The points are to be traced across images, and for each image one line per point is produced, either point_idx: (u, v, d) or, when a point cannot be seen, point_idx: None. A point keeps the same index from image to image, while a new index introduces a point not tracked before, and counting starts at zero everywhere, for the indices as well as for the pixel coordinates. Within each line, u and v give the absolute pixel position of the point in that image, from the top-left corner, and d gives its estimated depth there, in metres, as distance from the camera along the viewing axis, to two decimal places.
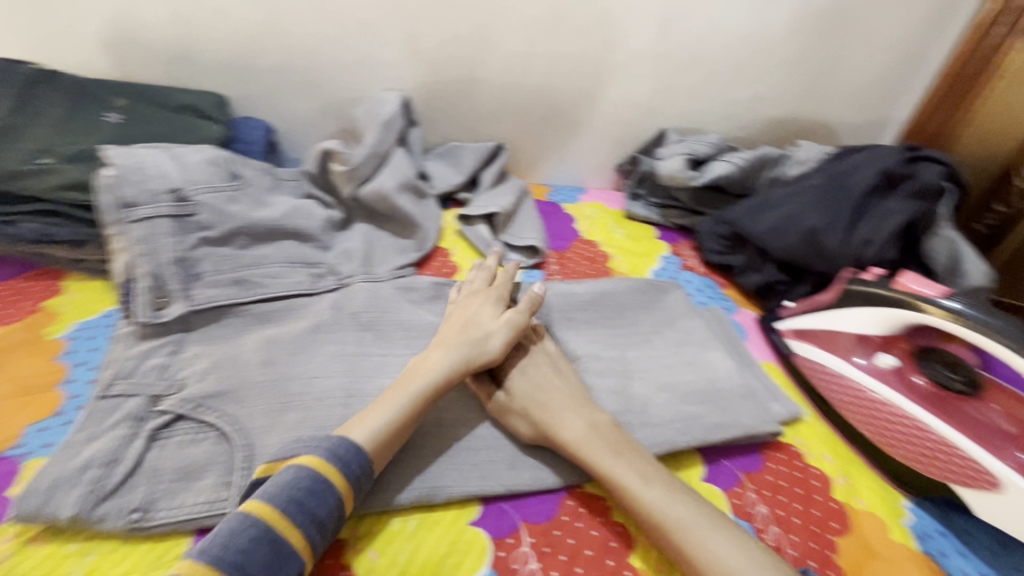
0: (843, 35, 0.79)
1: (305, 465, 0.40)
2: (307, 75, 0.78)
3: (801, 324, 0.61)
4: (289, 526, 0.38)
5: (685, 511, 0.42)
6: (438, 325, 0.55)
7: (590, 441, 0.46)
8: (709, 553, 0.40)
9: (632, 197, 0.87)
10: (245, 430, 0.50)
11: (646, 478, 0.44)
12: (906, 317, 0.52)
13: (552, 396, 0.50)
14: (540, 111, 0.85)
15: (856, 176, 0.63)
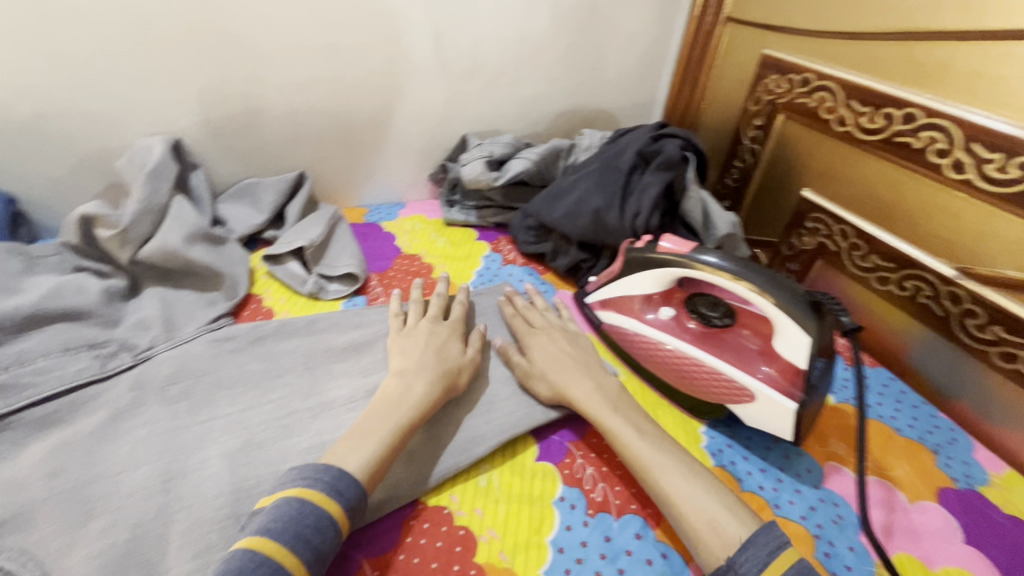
0: (597, 32, 0.89)
1: (305, 498, 0.40)
2: (45, 131, 0.68)
3: (603, 296, 0.68)
4: (298, 560, 0.37)
5: (650, 447, 0.47)
6: (400, 347, 0.55)
7: (602, 393, 0.53)
8: (661, 482, 0.45)
9: (448, 203, 0.90)
10: (43, 559, 0.40)
11: (636, 421, 0.50)
12: (674, 273, 0.60)
13: (583, 365, 0.56)
14: (338, 134, 0.84)
15: (621, 158, 0.71)
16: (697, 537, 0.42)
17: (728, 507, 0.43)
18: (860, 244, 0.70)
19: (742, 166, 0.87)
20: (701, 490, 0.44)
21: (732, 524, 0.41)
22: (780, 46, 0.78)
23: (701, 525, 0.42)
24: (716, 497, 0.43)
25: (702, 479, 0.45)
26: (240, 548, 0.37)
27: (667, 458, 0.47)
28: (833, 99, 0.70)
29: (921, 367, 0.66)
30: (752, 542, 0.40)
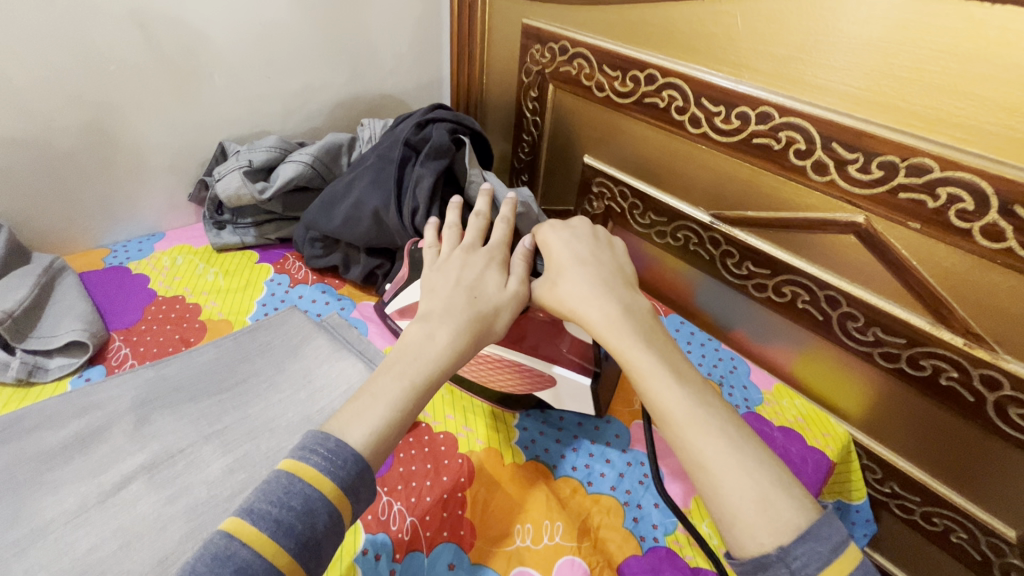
0: (355, 11, 0.80)
1: (296, 474, 0.34)
2: None
3: (395, 305, 0.60)
4: (281, 549, 0.32)
5: (689, 398, 0.39)
6: (430, 282, 0.48)
7: (634, 324, 0.44)
8: (699, 442, 0.36)
9: (216, 225, 0.76)
10: None
11: (674, 363, 0.41)
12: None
13: (615, 288, 0.47)
14: (38, 164, 0.65)
15: (392, 152, 0.65)
16: (737, 515, 0.33)
17: (783, 482, 0.34)
18: (638, 204, 0.73)
19: (530, 139, 0.86)
20: (751, 461, 0.35)
21: (786, 505, 0.33)
22: (536, 15, 0.77)
23: (748, 503, 0.33)
24: (769, 469, 0.35)
25: (753, 447, 0.36)
26: (219, 529, 0.32)
27: (715, 414, 0.38)
28: (589, 66, 0.71)
29: (704, 306, 0.72)
30: (811, 533, 0.32)
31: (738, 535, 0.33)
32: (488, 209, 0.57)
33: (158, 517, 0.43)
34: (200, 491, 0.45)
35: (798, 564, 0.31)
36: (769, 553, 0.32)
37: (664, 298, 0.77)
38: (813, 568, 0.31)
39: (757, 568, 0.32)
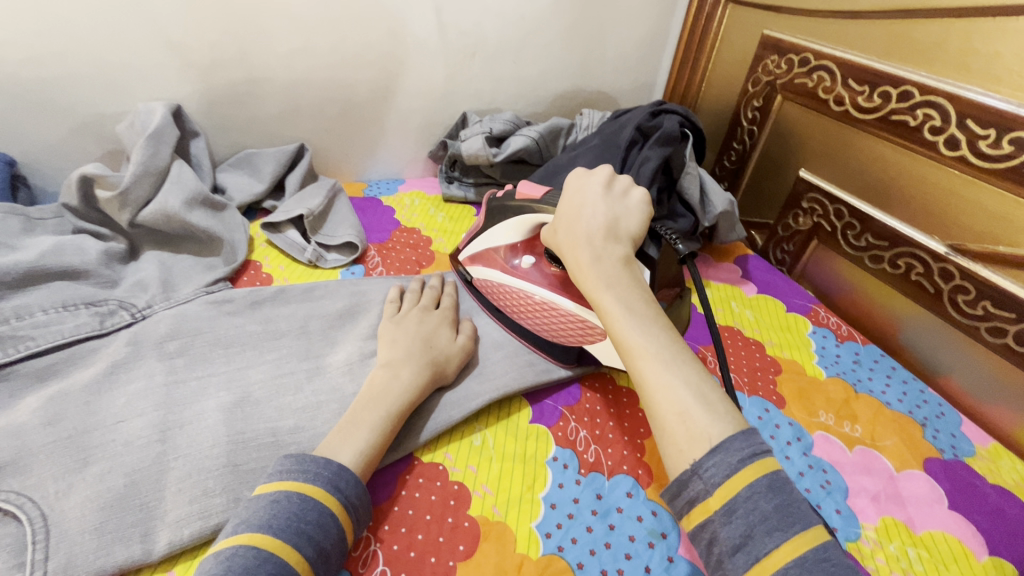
0: (601, 11, 0.87)
1: (306, 493, 0.38)
2: (44, 96, 0.67)
3: (473, 248, 0.64)
4: (303, 558, 0.35)
5: (638, 329, 0.39)
6: (389, 336, 0.54)
7: (605, 264, 0.44)
8: (637, 365, 0.38)
9: (448, 179, 0.90)
10: (44, 498, 0.40)
11: (631, 298, 0.41)
12: (529, 220, 0.56)
13: (596, 226, 0.46)
14: (337, 107, 0.82)
15: (620, 134, 0.72)
16: (664, 430, 0.35)
17: (706, 401, 0.35)
18: (855, 224, 0.71)
19: (740, 148, 0.88)
20: (679, 383, 0.36)
21: (704, 419, 0.34)
22: (780, 27, 0.79)
23: (671, 419, 0.35)
24: (694, 390, 0.36)
25: (685, 368, 0.37)
26: (241, 544, 0.34)
27: (661, 344, 0.38)
28: (831, 78, 0.71)
29: (912, 345, 0.67)
30: (722, 446, 0.33)
31: (665, 449, 0.35)
32: (438, 282, 0.64)
33: None
34: None
35: (709, 474, 0.33)
36: (684, 471, 0.34)
37: (862, 329, 0.74)
38: (721, 477, 0.32)
39: (680, 487, 0.34)
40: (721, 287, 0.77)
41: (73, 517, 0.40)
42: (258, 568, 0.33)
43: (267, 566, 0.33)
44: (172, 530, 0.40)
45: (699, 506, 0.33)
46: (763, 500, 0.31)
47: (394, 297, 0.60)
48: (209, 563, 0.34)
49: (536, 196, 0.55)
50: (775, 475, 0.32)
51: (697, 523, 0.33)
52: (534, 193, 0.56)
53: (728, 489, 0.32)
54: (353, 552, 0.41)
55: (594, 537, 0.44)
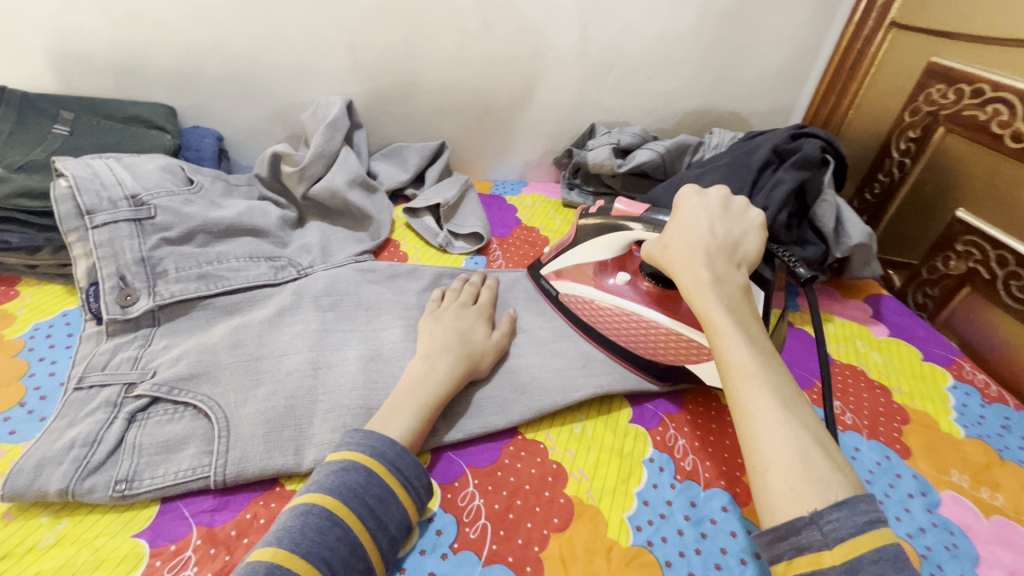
0: (747, 32, 0.85)
1: (373, 469, 0.42)
2: (251, 85, 0.81)
3: (558, 264, 0.67)
4: (364, 527, 0.39)
5: (754, 358, 0.39)
6: (429, 331, 0.57)
7: (723, 287, 0.44)
8: (752, 394, 0.38)
9: (569, 186, 0.94)
10: (222, 405, 0.50)
11: (747, 326, 0.42)
12: (625, 238, 0.59)
13: (715, 250, 0.47)
14: (477, 112, 0.89)
15: (754, 154, 0.70)
16: (775, 464, 0.35)
17: (823, 442, 0.35)
18: (1021, 273, 0.63)
19: (886, 180, 0.82)
20: (797, 419, 0.36)
21: (823, 461, 0.34)
22: (952, 55, 0.73)
23: (788, 454, 0.34)
24: (812, 429, 0.36)
25: (802, 408, 0.37)
26: (315, 504, 0.39)
27: (777, 375, 0.39)
28: (1010, 112, 0.64)
29: None
30: (848, 504, 0.33)
31: (770, 482, 0.35)
32: (481, 281, 0.66)
33: (516, 361, 0.58)
34: (539, 358, 0.59)
35: (828, 526, 0.32)
36: (801, 516, 0.33)
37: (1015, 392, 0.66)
38: (845, 533, 0.32)
39: (790, 531, 0.33)
40: (846, 324, 0.73)
41: (247, 424, 0.49)
42: (328, 530, 0.37)
43: (336, 530, 0.38)
44: (319, 451, 0.48)
45: (807, 556, 0.32)
46: (889, 567, 0.31)
47: (437, 297, 0.63)
48: (287, 517, 0.38)
49: (638, 214, 0.58)
50: (876, 551, 0.31)
51: (800, 572, 0.33)
52: (638, 212, 0.58)
53: (851, 547, 0.31)
54: (459, 501, 0.47)
55: (684, 540, 0.45)
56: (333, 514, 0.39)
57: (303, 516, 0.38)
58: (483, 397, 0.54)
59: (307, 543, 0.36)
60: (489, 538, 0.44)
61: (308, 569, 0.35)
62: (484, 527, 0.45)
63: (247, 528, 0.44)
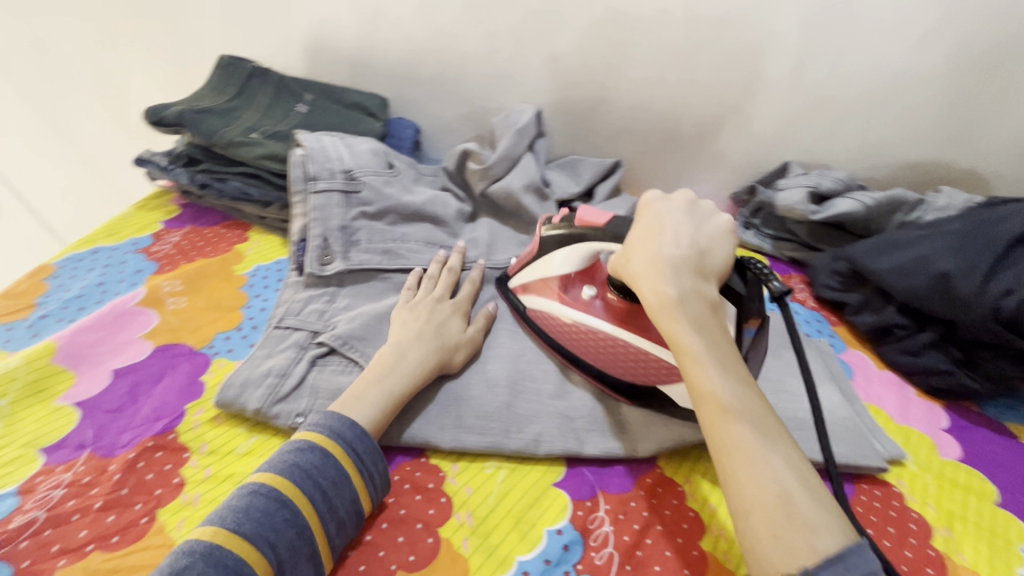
0: (1012, 79, 0.71)
1: (327, 450, 0.43)
2: (454, 86, 0.88)
3: (526, 279, 0.63)
4: (312, 509, 0.40)
5: (729, 387, 0.40)
6: (401, 320, 0.56)
7: (690, 308, 0.44)
8: (732, 433, 0.38)
9: (745, 225, 0.87)
10: None
11: (722, 351, 0.42)
12: (592, 248, 0.57)
13: (684, 264, 0.47)
14: (661, 135, 0.86)
15: (1003, 225, 0.58)
16: (755, 509, 0.35)
17: (807, 486, 0.35)
18: None
19: None
20: (778, 459, 0.36)
21: (807, 503, 0.34)
22: None
23: (769, 498, 0.35)
24: (794, 469, 0.36)
25: (781, 444, 0.37)
26: (263, 483, 0.40)
27: (752, 410, 0.39)
28: None
29: None
30: (841, 559, 0.32)
31: (754, 527, 0.35)
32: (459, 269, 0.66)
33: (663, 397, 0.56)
34: None
35: None
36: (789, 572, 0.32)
37: None
38: None
39: None
40: None
41: None
42: (275, 511, 0.39)
43: (283, 512, 0.39)
44: (460, 433, 0.50)
45: None
46: None
47: (413, 282, 0.62)
48: (234, 495, 0.40)
49: (603, 222, 0.56)
50: None
51: None
52: (600, 219, 0.56)
53: None
54: (589, 524, 0.45)
55: None
56: (277, 490, 0.40)
57: (242, 495, 0.39)
58: (620, 422, 0.54)
59: (252, 524, 0.38)
60: (614, 570, 0.42)
61: (249, 550, 0.37)
62: (610, 556, 0.43)
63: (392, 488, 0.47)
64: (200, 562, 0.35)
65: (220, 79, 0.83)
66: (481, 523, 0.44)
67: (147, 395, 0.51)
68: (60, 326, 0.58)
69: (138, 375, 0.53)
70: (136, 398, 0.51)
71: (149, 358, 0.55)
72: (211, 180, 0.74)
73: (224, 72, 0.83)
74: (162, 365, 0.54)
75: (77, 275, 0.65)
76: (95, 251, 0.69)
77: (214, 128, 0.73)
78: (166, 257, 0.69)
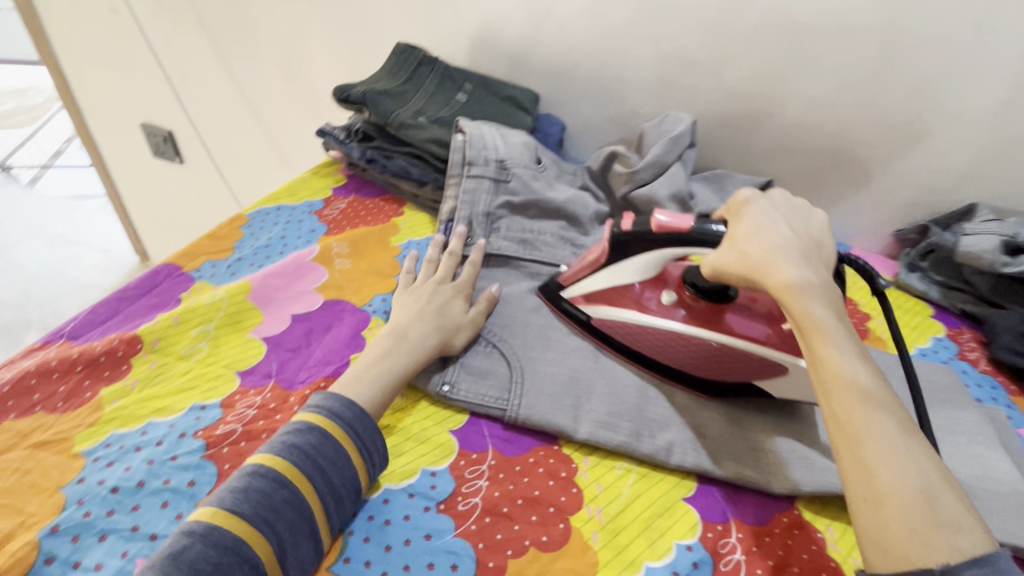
0: None
1: (326, 432, 0.44)
2: (608, 87, 0.88)
3: (587, 288, 0.61)
4: (312, 488, 0.42)
5: (866, 377, 0.39)
6: (401, 304, 0.58)
7: (822, 298, 0.44)
8: (870, 420, 0.37)
9: (909, 265, 0.78)
10: (519, 355, 0.57)
11: (852, 341, 0.42)
12: (670, 252, 0.56)
13: (807, 257, 0.47)
14: (823, 158, 0.81)
15: None
16: (894, 498, 0.34)
17: (946, 481, 0.35)
18: None
19: None
20: (917, 452, 0.36)
21: (951, 500, 0.34)
22: None
23: (910, 489, 0.34)
24: (932, 464, 0.36)
25: (917, 438, 0.37)
26: (261, 464, 0.42)
27: (890, 401, 0.38)
28: None
29: None
30: (987, 554, 0.31)
31: (889, 516, 0.34)
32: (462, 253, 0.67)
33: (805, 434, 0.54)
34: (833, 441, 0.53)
35: None
36: (933, 563, 0.32)
37: None
38: None
39: None
40: None
41: (538, 380, 0.54)
42: (274, 492, 0.40)
43: (282, 492, 0.41)
44: (593, 427, 0.51)
45: None
46: None
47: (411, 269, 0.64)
48: (235, 476, 0.41)
49: (688, 227, 0.53)
50: None
51: None
52: (687, 225, 0.53)
53: None
54: (720, 546, 0.45)
55: None
56: (274, 471, 0.41)
57: (237, 479, 0.41)
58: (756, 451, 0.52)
59: (250, 505, 0.39)
60: None
61: (247, 530, 0.38)
62: None
63: (528, 469, 0.49)
64: (199, 545, 0.37)
65: (393, 64, 0.88)
66: (611, 520, 0.46)
67: (320, 342, 0.58)
68: (253, 269, 0.66)
69: (312, 322, 0.60)
70: (311, 343, 0.57)
71: (320, 309, 0.62)
72: (378, 156, 0.81)
73: (397, 58, 0.89)
74: (331, 317, 0.61)
75: (265, 227, 0.74)
76: (278, 207, 0.79)
77: (391, 109, 0.80)
78: (334, 221, 0.76)
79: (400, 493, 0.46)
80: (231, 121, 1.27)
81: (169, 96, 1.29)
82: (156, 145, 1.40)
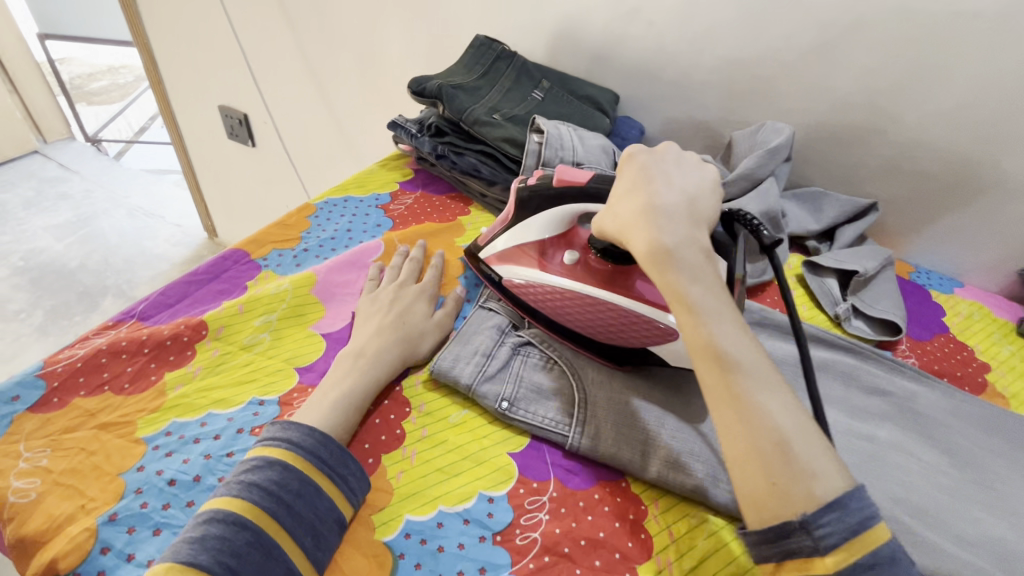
0: None
1: (286, 462, 0.41)
2: (695, 91, 0.82)
3: (504, 254, 0.60)
4: (278, 526, 0.39)
5: (724, 339, 0.37)
6: (364, 313, 0.55)
7: (682, 258, 0.41)
8: (740, 389, 0.35)
9: None
10: (582, 376, 0.52)
11: (712, 297, 0.39)
12: (569, 209, 0.56)
13: (674, 209, 0.44)
14: (939, 183, 0.72)
15: None
16: (762, 465, 0.33)
17: (805, 439, 0.33)
18: None
19: None
20: (779, 408, 0.34)
21: (819, 462, 0.32)
22: None
23: (768, 448, 0.33)
24: (795, 421, 0.34)
25: (783, 398, 0.35)
26: (217, 508, 0.38)
27: (758, 366, 0.36)
28: None
29: None
30: (841, 508, 0.31)
31: (758, 484, 0.33)
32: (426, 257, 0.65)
33: (910, 498, 0.47)
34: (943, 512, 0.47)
35: None
36: (790, 521, 0.31)
37: None
38: (838, 540, 0.30)
39: (781, 536, 0.32)
40: None
41: (602, 406, 0.49)
42: (233, 536, 0.37)
43: (245, 535, 0.37)
44: (663, 467, 0.46)
45: (798, 562, 0.31)
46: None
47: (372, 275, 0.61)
48: (191, 526, 0.38)
49: (583, 181, 0.54)
50: None
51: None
52: (584, 177, 0.54)
53: (860, 549, 0.30)
54: None
55: None
56: (234, 515, 0.38)
57: (192, 528, 0.37)
58: None
59: (210, 554, 0.36)
60: None
61: None
62: None
63: (592, 506, 0.45)
64: None
65: (471, 58, 0.85)
66: None
67: None
68: (317, 261, 0.65)
69: None
70: None
71: None
72: (449, 152, 0.79)
73: (474, 52, 0.86)
74: None
75: (332, 218, 0.73)
76: (346, 199, 0.78)
77: (464, 104, 0.76)
78: (400, 216, 0.75)
79: (455, 519, 0.43)
80: (302, 107, 1.29)
81: (247, 80, 1.32)
82: (231, 127, 1.45)
